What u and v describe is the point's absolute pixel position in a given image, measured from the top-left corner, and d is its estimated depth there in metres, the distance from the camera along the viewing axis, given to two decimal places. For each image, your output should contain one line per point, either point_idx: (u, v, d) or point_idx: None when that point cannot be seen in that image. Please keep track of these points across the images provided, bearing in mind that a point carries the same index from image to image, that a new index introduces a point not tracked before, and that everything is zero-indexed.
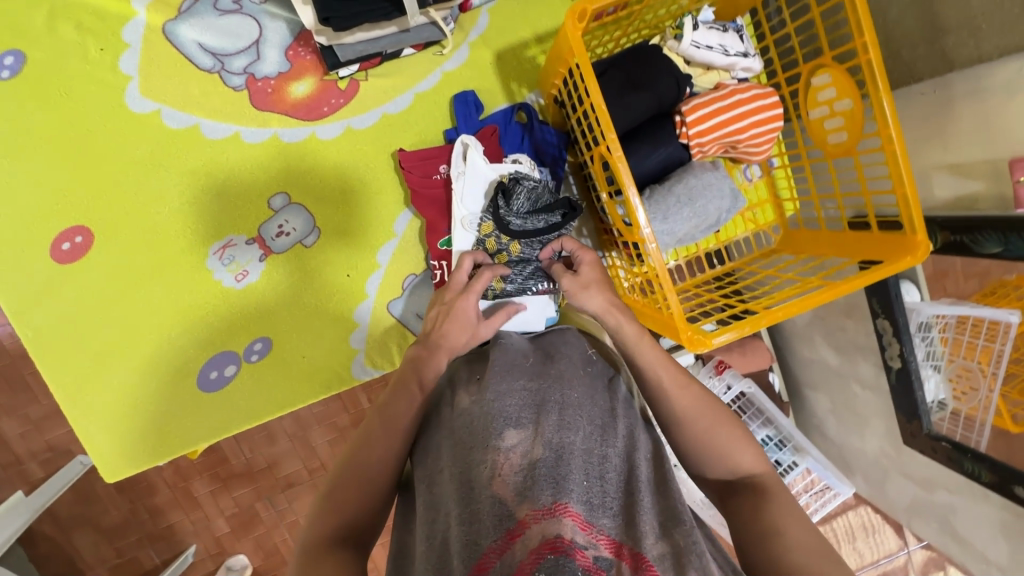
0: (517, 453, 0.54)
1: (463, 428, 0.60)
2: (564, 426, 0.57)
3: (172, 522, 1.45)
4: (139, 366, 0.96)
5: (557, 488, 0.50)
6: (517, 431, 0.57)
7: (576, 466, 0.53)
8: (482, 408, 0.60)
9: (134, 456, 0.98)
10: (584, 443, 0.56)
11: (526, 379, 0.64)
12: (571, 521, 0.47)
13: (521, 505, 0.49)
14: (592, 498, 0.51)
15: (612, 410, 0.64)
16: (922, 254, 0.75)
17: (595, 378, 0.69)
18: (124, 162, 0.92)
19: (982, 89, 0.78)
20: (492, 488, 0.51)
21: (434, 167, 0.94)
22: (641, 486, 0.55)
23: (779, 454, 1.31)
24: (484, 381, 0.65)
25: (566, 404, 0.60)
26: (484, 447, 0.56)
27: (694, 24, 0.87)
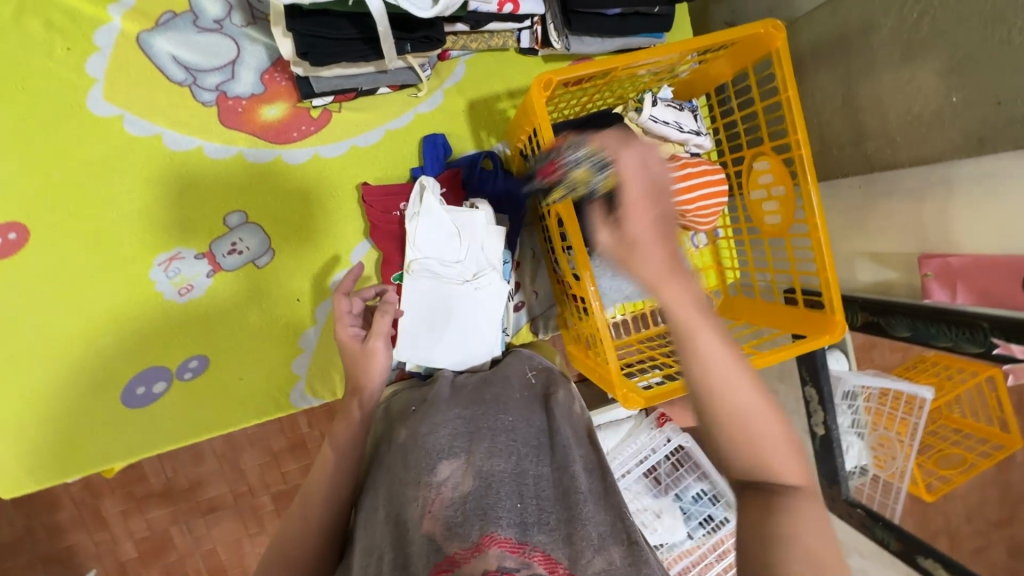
0: (447, 487, 0.56)
1: (401, 468, 0.63)
2: (496, 453, 0.61)
3: (73, 543, 1.33)
4: (60, 374, 0.91)
5: (485, 518, 0.51)
6: (450, 462, 0.59)
7: (505, 491, 0.56)
8: (417, 444, 0.63)
9: (41, 469, 0.92)
10: (516, 468, 0.60)
11: (461, 410, 0.69)
12: (500, 550, 0.48)
13: (451, 541, 0.50)
14: (525, 520, 0.54)
15: (548, 430, 0.70)
16: (838, 334, 0.82)
17: (531, 401, 0.75)
18: (76, 162, 0.89)
19: (898, 191, 0.87)
20: (422, 526, 0.53)
21: (394, 204, 0.96)
22: (580, 498, 0.60)
23: (711, 510, 1.35)
24: (422, 418, 0.69)
25: (497, 432, 0.65)
26: (417, 483, 0.58)
27: (653, 100, 0.94)
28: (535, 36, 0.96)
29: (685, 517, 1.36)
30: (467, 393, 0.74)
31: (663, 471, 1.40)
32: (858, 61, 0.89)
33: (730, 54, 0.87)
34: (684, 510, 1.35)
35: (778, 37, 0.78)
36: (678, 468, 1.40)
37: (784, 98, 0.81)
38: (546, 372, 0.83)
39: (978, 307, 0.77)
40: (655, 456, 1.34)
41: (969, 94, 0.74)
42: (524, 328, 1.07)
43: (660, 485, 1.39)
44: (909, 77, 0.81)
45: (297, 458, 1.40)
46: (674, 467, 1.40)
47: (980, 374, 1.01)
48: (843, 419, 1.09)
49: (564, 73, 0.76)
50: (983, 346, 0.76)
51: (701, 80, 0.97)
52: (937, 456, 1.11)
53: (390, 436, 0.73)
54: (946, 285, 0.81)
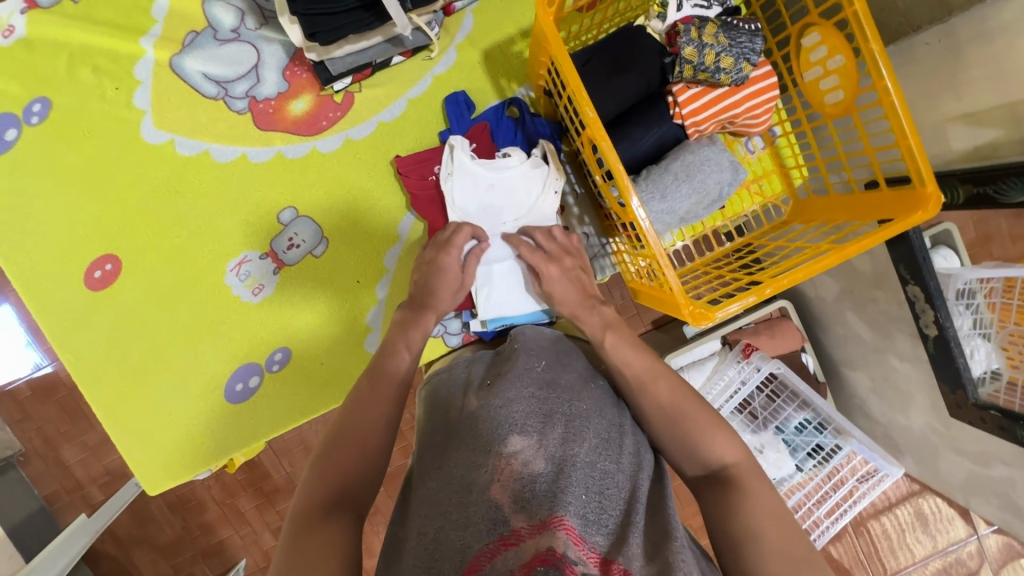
0: (518, 460, 0.58)
1: (470, 431, 0.64)
2: (568, 440, 0.62)
3: (223, 537, 1.50)
4: (173, 381, 1.01)
5: (554, 500, 0.53)
6: (522, 437, 0.61)
7: (575, 479, 0.56)
8: (491, 414, 0.65)
9: (173, 469, 1.02)
10: (586, 457, 0.60)
11: (534, 388, 0.68)
12: (565, 535, 0.49)
13: (517, 515, 0.52)
14: (588, 514, 0.53)
15: (621, 428, 0.68)
16: (933, 208, 0.71)
17: (604, 392, 0.73)
18: (147, 191, 0.98)
19: (988, 31, 0.74)
20: (489, 494, 0.55)
21: (428, 170, 0.97)
22: (639, 505, 0.58)
23: (820, 438, 1.26)
24: (494, 389, 0.70)
25: (571, 419, 0.65)
26: (486, 451, 0.60)
27: (678, 3, 0.86)
28: None
29: (791, 451, 1.28)
30: (544, 367, 0.72)
31: (758, 404, 1.32)
32: None
33: None
34: (789, 442, 1.28)
35: None
36: (776, 399, 1.31)
37: None
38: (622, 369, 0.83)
39: None
40: (746, 388, 1.27)
41: None
42: None
43: (757, 419, 1.32)
44: None
45: None
46: (771, 399, 1.32)
47: None
48: (963, 320, 0.98)
49: None
50: None
51: None
52: None
53: (458, 403, 0.73)
54: None
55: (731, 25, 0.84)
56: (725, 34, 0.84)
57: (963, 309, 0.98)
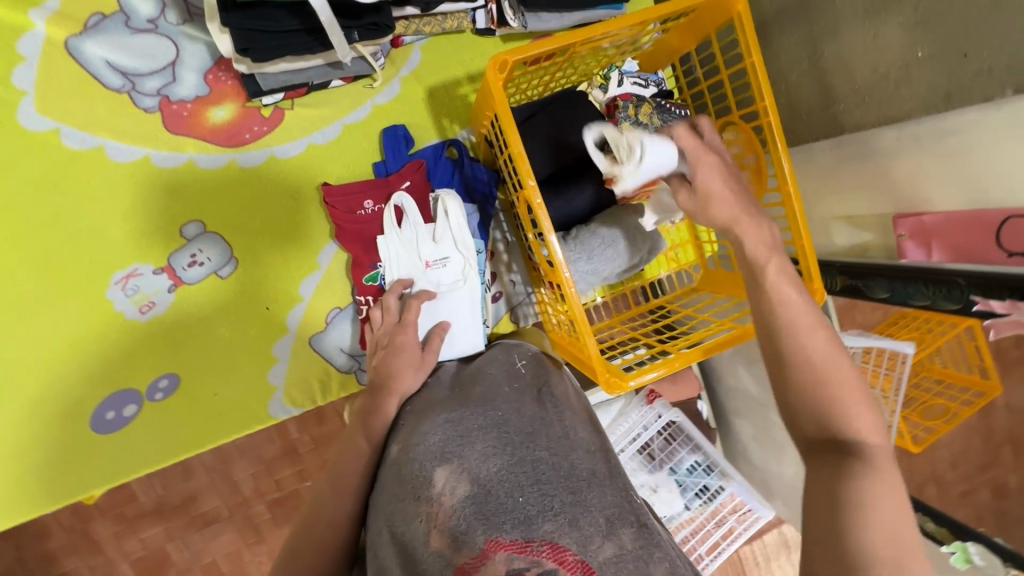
0: (446, 495, 0.57)
1: (395, 480, 0.61)
2: (490, 454, 0.60)
3: (66, 570, 1.29)
4: (23, 403, 0.87)
5: (488, 525, 0.54)
6: (445, 470, 0.59)
7: (506, 491, 0.56)
8: (410, 456, 0.62)
9: (13, 508, 0.88)
10: (512, 464, 0.59)
11: (446, 411, 0.65)
12: (505, 552, 0.51)
13: (459, 554, 0.52)
14: (528, 514, 0.55)
15: (541, 413, 0.67)
16: (817, 301, 0.80)
17: (521, 385, 0.72)
18: (16, 181, 0.84)
19: (868, 151, 0.85)
20: (430, 545, 0.54)
21: (358, 203, 0.92)
22: (582, 483, 0.59)
23: (707, 480, 1.35)
24: (410, 425, 0.66)
25: (489, 429, 0.63)
26: (416, 499, 0.58)
27: (619, 79, 0.94)
28: (490, 15, 0.91)
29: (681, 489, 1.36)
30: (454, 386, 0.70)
31: (656, 446, 1.40)
32: (821, 19, 0.87)
33: (695, 19, 0.83)
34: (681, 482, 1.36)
35: (738, 2, 0.75)
36: (672, 442, 1.40)
37: (748, 64, 0.78)
38: (535, 359, 0.78)
39: (954, 263, 0.76)
40: (646, 433, 1.34)
41: (937, 47, 0.72)
42: (503, 318, 1.05)
43: (654, 460, 1.39)
44: (874, 34, 0.79)
45: (290, 465, 1.36)
46: (668, 441, 1.40)
47: (960, 326, 1.01)
48: None
49: (519, 53, 0.72)
50: (960, 303, 0.74)
51: (665, 51, 0.94)
52: (920, 409, 1.06)
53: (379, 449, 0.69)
54: (921, 244, 0.80)
55: (664, 108, 0.91)
56: (658, 116, 0.90)
57: None
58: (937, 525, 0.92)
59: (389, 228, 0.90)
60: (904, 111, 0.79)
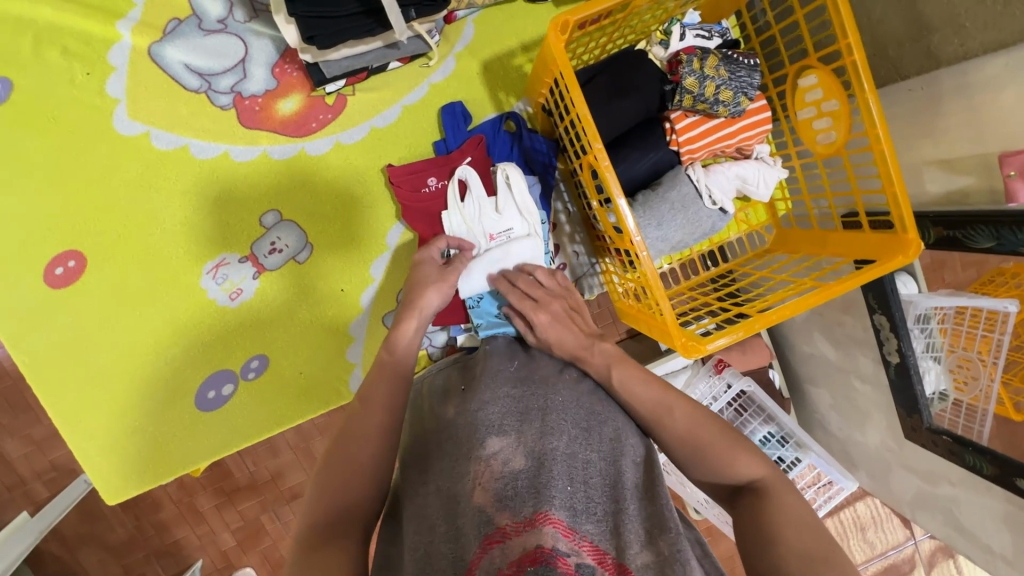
0: (499, 461, 0.56)
1: (451, 442, 0.62)
2: (548, 432, 0.59)
3: (179, 537, 1.43)
4: (135, 385, 0.96)
5: (537, 497, 0.50)
6: (500, 439, 0.59)
7: (558, 471, 0.54)
8: (470, 420, 0.63)
9: (135, 476, 0.97)
10: (567, 448, 0.58)
11: (509, 388, 0.66)
12: (553, 529, 0.47)
13: (502, 514, 0.50)
14: (575, 504, 0.51)
15: (601, 414, 0.65)
16: (913, 253, 0.74)
17: (581, 377, 0.71)
18: (116, 183, 0.92)
19: (967, 86, 0.77)
20: (473, 500, 0.53)
21: (422, 182, 0.94)
22: (627, 493, 0.56)
23: (782, 451, 1.29)
24: (472, 395, 0.68)
25: (549, 410, 0.62)
26: (468, 458, 0.58)
27: (681, 33, 0.87)
28: None
29: None
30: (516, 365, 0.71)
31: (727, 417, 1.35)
32: None
33: None
34: None
35: None
36: (743, 413, 1.34)
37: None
38: None
39: None
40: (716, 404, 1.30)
41: None
42: None
43: None
44: None
45: None
46: (739, 413, 1.35)
47: None
48: (916, 344, 1.00)
49: (581, 12, 0.70)
50: None
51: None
52: None
53: (438, 411, 0.71)
54: None
55: (732, 58, 0.85)
56: (725, 68, 0.85)
57: (918, 332, 1.00)
58: None
59: (453, 202, 0.91)
60: (1015, 33, 0.70)
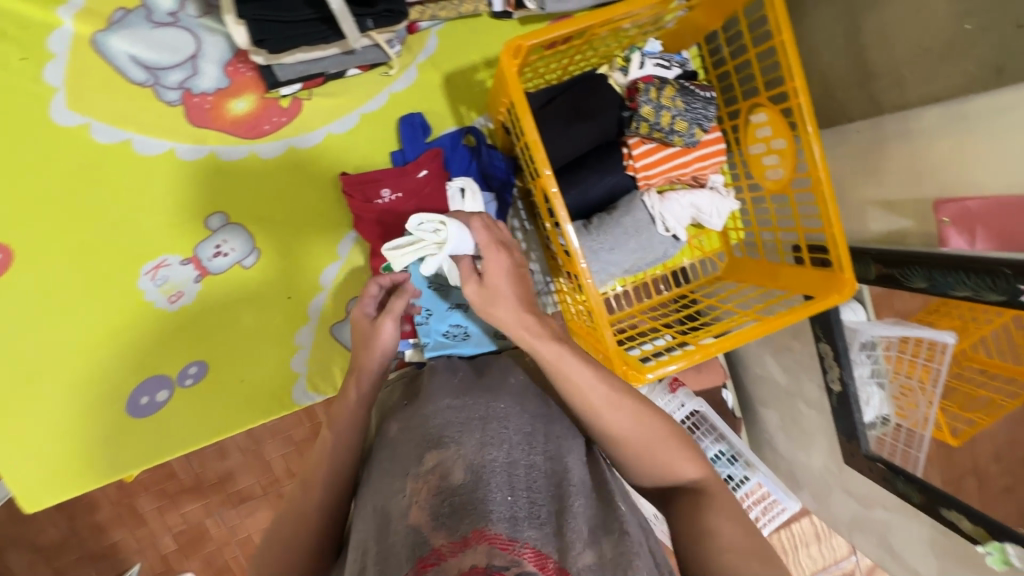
0: (438, 476, 0.54)
1: (392, 459, 0.60)
2: (488, 442, 0.57)
3: (117, 539, 1.36)
4: (65, 387, 0.91)
5: (475, 512, 0.49)
6: (439, 452, 0.56)
7: (498, 482, 0.52)
8: (410, 437, 0.60)
9: (60, 482, 0.93)
10: (508, 456, 0.56)
11: (451, 399, 0.64)
12: (489, 545, 0.46)
13: (437, 535, 0.48)
14: (516, 513, 0.50)
15: (544, 416, 0.64)
16: (848, 292, 0.77)
17: (525, 386, 0.70)
18: (52, 175, 0.87)
19: (908, 132, 0.80)
20: (410, 522, 0.50)
21: (375, 192, 0.92)
22: (572, 491, 0.55)
23: (731, 469, 1.32)
24: (414, 410, 0.65)
25: (490, 420, 0.60)
26: (407, 476, 0.56)
27: (641, 61, 0.89)
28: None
29: None
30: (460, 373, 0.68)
31: None
32: None
33: (704, 11, 0.84)
34: None
35: None
36: (695, 432, 1.36)
37: (777, 43, 0.74)
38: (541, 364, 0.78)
39: (998, 251, 0.71)
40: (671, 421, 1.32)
41: (988, 19, 0.67)
42: None
43: None
44: (918, 5, 0.74)
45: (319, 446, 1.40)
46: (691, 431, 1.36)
47: None
48: (862, 369, 1.01)
49: (534, 37, 0.70)
50: (1005, 295, 0.69)
51: (690, 31, 0.91)
52: (964, 399, 0.92)
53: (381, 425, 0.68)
54: (965, 231, 0.76)
55: (689, 90, 0.86)
56: (682, 99, 0.86)
57: (863, 358, 1.00)
58: (972, 524, 0.84)
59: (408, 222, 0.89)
60: (946, 88, 0.73)
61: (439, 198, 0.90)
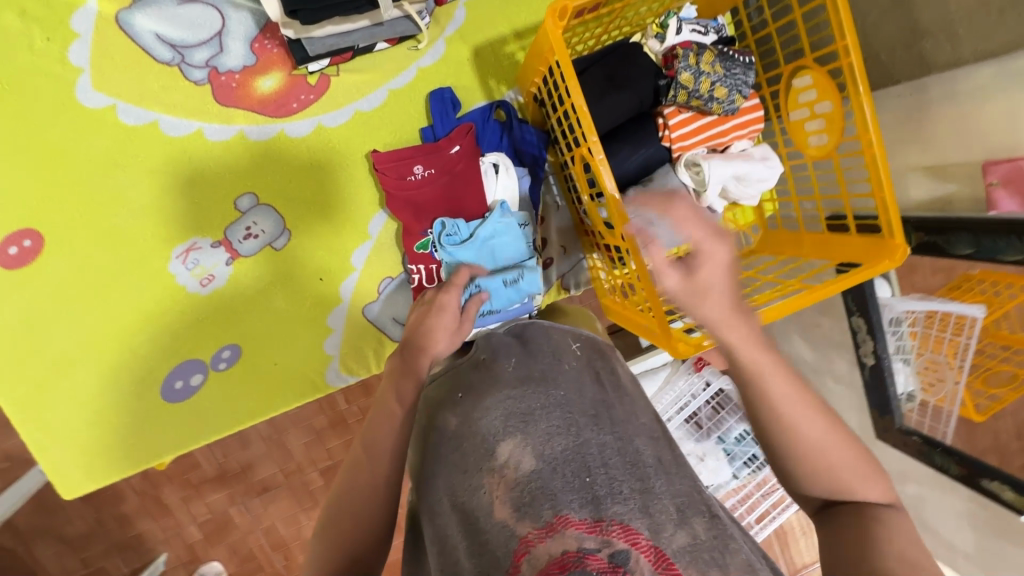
0: (510, 468, 0.53)
1: (456, 452, 0.59)
2: (555, 431, 0.56)
3: (142, 530, 1.37)
4: (99, 373, 0.91)
5: (555, 500, 0.49)
6: (507, 443, 0.56)
7: (572, 469, 0.52)
8: (473, 429, 0.59)
9: (94, 467, 0.92)
10: (577, 440, 0.55)
11: (507, 388, 0.62)
12: (575, 531, 0.46)
13: (521, 523, 0.48)
14: (597, 493, 0.50)
15: (604, 399, 0.62)
16: (899, 257, 0.74)
17: (580, 367, 0.67)
18: (80, 157, 0.86)
19: (957, 94, 0.78)
20: (493, 515, 0.50)
21: (408, 168, 0.91)
22: (649, 470, 0.54)
23: (756, 449, 1.28)
24: (469, 401, 0.63)
25: (552, 405, 0.59)
26: (478, 469, 0.55)
27: (678, 27, 0.87)
28: None
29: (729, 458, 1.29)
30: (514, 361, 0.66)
31: (704, 415, 1.33)
32: None
33: None
34: (728, 452, 1.29)
35: None
36: (720, 411, 1.33)
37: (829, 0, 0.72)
38: (591, 342, 0.73)
39: None
40: (695, 401, 1.27)
41: None
42: (554, 285, 1.03)
43: (701, 429, 1.33)
44: None
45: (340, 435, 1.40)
46: (715, 410, 1.33)
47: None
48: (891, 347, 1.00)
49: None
50: None
51: None
52: (984, 375, 0.98)
53: (433, 420, 0.66)
54: (1016, 193, 0.73)
55: (728, 56, 0.84)
56: (721, 64, 0.84)
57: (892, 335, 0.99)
58: (1016, 495, 0.83)
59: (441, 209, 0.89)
60: (1007, 42, 0.71)
61: (472, 174, 0.91)
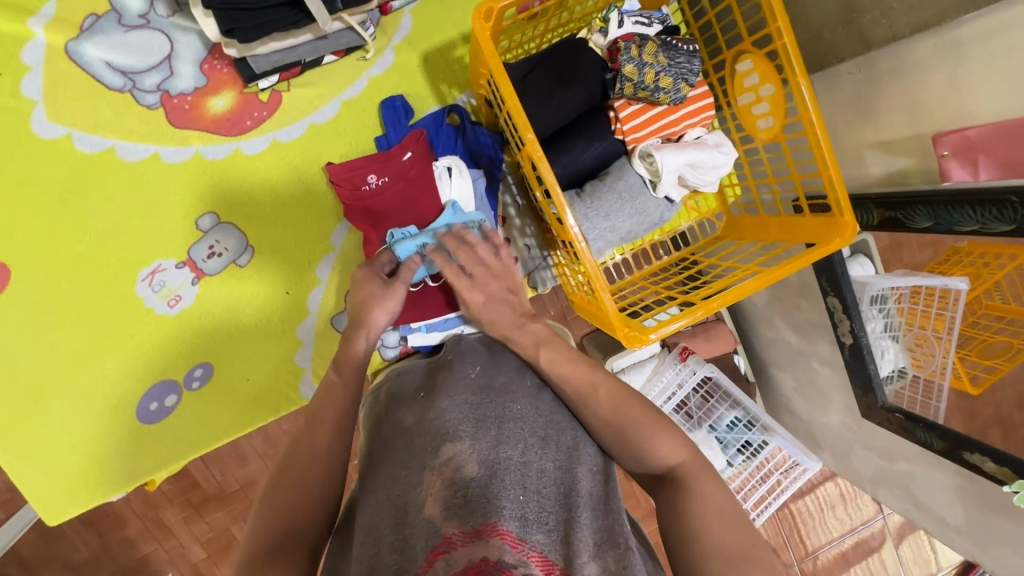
0: (452, 468, 0.54)
1: (406, 447, 0.60)
2: (503, 441, 0.57)
3: (146, 552, 1.38)
4: (79, 399, 0.92)
5: (488, 505, 0.49)
6: (455, 443, 0.56)
7: (510, 481, 0.53)
8: (427, 425, 0.60)
9: (82, 491, 0.93)
10: (521, 457, 0.56)
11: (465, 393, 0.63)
12: (501, 541, 0.46)
13: (449, 522, 0.49)
14: (526, 514, 0.50)
15: (557, 423, 0.63)
16: (849, 236, 0.75)
17: (541, 387, 0.67)
18: (42, 188, 0.87)
19: (901, 67, 0.77)
20: (424, 510, 0.51)
21: (361, 178, 0.90)
22: (579, 501, 0.54)
23: (749, 434, 1.26)
24: (429, 399, 0.65)
25: (505, 419, 0.60)
26: (423, 466, 0.56)
27: (620, 19, 0.86)
28: None
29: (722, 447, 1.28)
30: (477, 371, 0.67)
31: (694, 404, 1.32)
32: None
33: None
34: (721, 439, 1.28)
35: None
36: (709, 399, 1.32)
37: None
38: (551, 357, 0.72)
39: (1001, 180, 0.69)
40: (682, 390, 1.26)
41: None
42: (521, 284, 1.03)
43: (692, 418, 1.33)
44: None
45: None
46: (705, 399, 1.33)
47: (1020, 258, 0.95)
48: (875, 324, 1.00)
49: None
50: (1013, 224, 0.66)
51: None
52: (979, 348, 0.98)
53: (392, 414, 0.67)
54: (967, 162, 0.72)
55: (670, 45, 0.85)
56: (664, 54, 0.84)
57: (876, 312, 1.00)
58: (998, 466, 0.81)
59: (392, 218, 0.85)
60: (937, 14, 0.71)
61: (427, 178, 0.87)
